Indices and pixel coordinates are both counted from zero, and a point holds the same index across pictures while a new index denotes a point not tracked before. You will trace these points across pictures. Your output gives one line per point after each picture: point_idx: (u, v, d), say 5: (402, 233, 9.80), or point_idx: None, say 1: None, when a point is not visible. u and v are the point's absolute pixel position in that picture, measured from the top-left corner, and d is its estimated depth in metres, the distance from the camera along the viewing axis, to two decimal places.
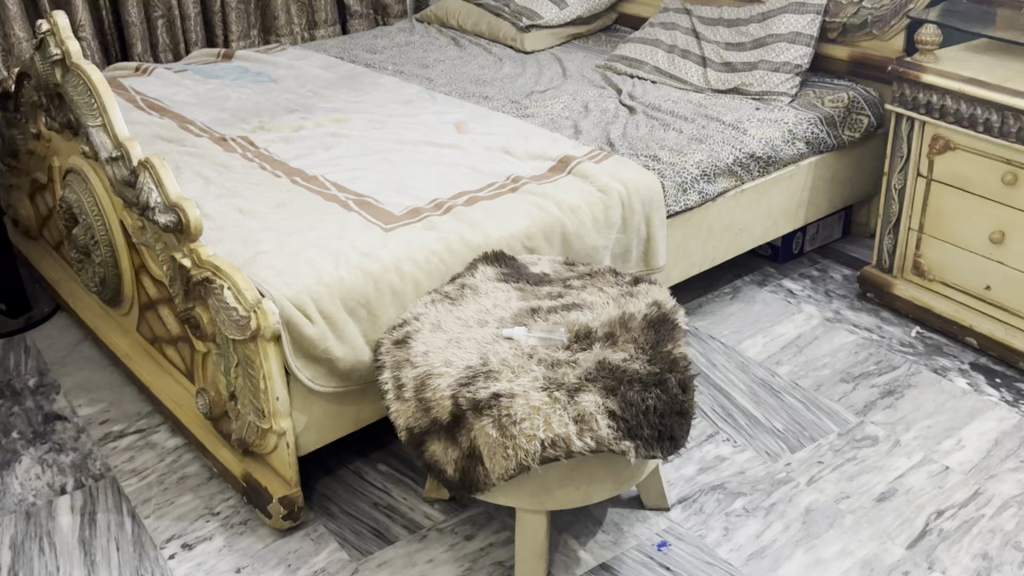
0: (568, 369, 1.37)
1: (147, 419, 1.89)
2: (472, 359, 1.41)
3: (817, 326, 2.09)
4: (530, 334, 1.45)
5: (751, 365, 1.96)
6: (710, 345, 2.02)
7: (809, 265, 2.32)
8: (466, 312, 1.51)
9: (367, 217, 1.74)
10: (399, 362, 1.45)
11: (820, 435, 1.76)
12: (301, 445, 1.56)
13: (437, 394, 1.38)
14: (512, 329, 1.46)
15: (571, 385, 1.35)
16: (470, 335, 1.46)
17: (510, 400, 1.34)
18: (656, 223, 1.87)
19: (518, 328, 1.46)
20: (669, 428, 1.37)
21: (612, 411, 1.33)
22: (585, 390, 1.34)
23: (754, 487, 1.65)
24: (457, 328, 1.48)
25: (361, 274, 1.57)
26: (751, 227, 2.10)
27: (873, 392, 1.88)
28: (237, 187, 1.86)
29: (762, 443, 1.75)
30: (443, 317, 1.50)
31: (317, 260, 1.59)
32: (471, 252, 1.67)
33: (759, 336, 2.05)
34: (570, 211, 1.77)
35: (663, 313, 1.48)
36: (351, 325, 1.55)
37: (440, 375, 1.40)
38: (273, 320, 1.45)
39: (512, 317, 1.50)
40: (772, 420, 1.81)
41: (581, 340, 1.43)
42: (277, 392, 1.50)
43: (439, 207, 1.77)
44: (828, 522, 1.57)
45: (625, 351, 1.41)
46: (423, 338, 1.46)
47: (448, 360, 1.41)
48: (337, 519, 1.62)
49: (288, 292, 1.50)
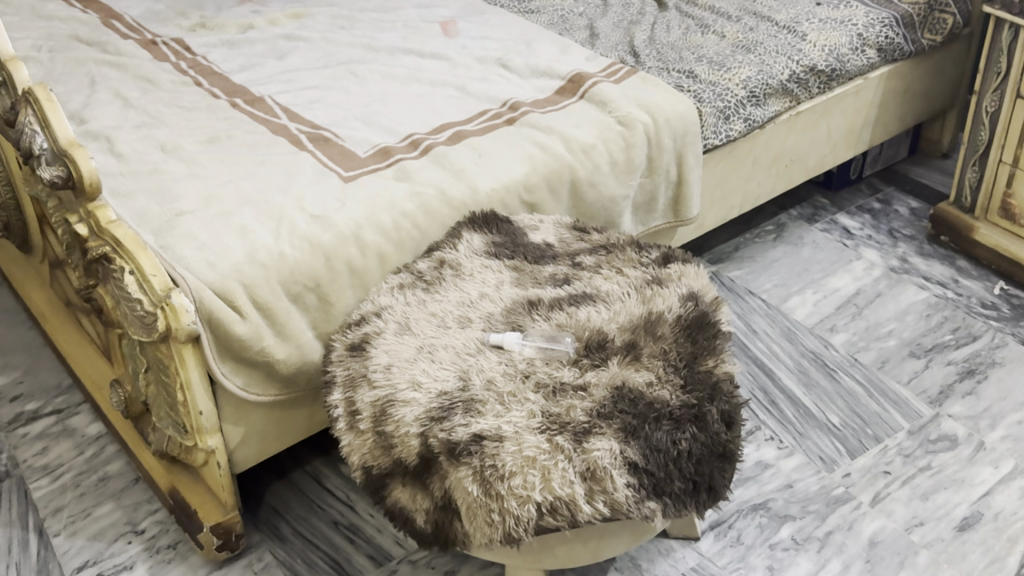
0: (574, 401, 1.03)
1: (67, 395, 1.57)
2: (449, 379, 1.06)
3: (880, 281, 1.72)
4: (527, 344, 1.10)
5: (799, 333, 1.61)
6: (749, 304, 1.67)
7: (869, 196, 1.94)
8: (444, 306, 1.15)
9: (322, 159, 1.37)
10: (353, 377, 1.10)
11: (885, 435, 1.43)
12: (237, 462, 1.24)
13: (400, 429, 1.04)
14: (503, 336, 1.10)
15: (578, 425, 1.01)
16: (448, 341, 1.11)
17: (497, 447, 1.00)
18: (690, 162, 1.49)
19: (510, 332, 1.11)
20: (708, 478, 1.03)
21: (633, 463, 0.99)
22: (596, 434, 1.00)
23: (804, 509, 1.33)
24: (431, 330, 1.12)
25: (309, 249, 1.21)
26: (806, 157, 1.71)
27: (949, 372, 1.54)
28: (163, 114, 1.48)
29: (814, 444, 1.42)
30: (413, 312, 1.15)
31: (254, 228, 1.22)
32: (454, 212, 1.30)
33: (809, 292, 1.70)
34: (581, 152, 1.39)
35: (703, 312, 1.12)
36: (296, 315, 1.20)
37: (406, 401, 1.05)
38: (188, 319, 1.10)
39: (504, 313, 1.14)
40: (826, 412, 1.47)
41: (594, 355, 1.08)
42: (201, 406, 1.16)
43: (414, 147, 1.39)
44: (897, 563, 1.26)
45: (652, 370, 1.06)
46: (386, 343, 1.11)
47: (418, 379, 1.07)
48: (288, 544, 1.31)
49: (211, 276, 1.15)
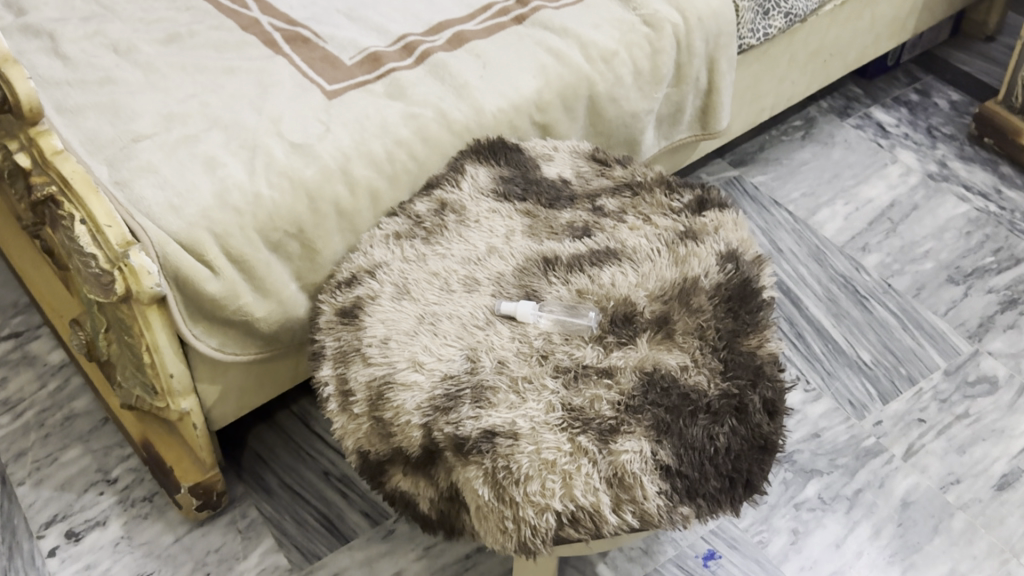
0: (600, 391, 0.90)
1: (25, 316, 1.42)
2: (456, 359, 0.93)
3: (916, 190, 1.58)
4: (546, 316, 0.96)
5: (828, 254, 1.48)
6: (773, 218, 1.53)
7: (905, 86, 1.77)
8: (447, 262, 1.01)
9: (302, 67, 1.19)
10: (344, 350, 0.96)
11: (919, 375, 1.32)
12: (215, 419, 1.12)
13: (399, 417, 0.91)
14: (518, 306, 0.96)
15: (604, 421, 0.88)
16: (453, 309, 0.97)
17: (511, 446, 0.87)
18: (723, 67, 1.31)
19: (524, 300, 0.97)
20: (746, 473, 0.91)
21: (666, 467, 0.88)
22: (624, 433, 0.88)
23: (832, 463, 1.23)
24: (433, 294, 0.98)
25: (290, 187, 1.05)
26: (846, 50, 1.53)
27: (990, 302, 1.41)
28: (116, 3, 1.27)
29: (843, 387, 1.31)
30: (411, 270, 1.00)
31: (225, 161, 1.05)
32: (456, 138, 1.14)
33: (839, 204, 1.56)
34: (601, 61, 1.21)
35: (744, 278, 0.98)
36: (276, 266, 1.05)
37: (405, 385, 0.92)
38: (151, 282, 0.95)
39: (516, 273, 1.00)
40: (856, 347, 1.36)
41: (621, 331, 0.94)
42: (171, 368, 1.03)
43: (408, 53, 1.20)
44: (931, 527, 1.17)
45: (687, 352, 0.93)
46: (381, 310, 0.97)
47: (420, 358, 0.93)
48: (275, 498, 1.21)
49: (176, 226, 0.99)
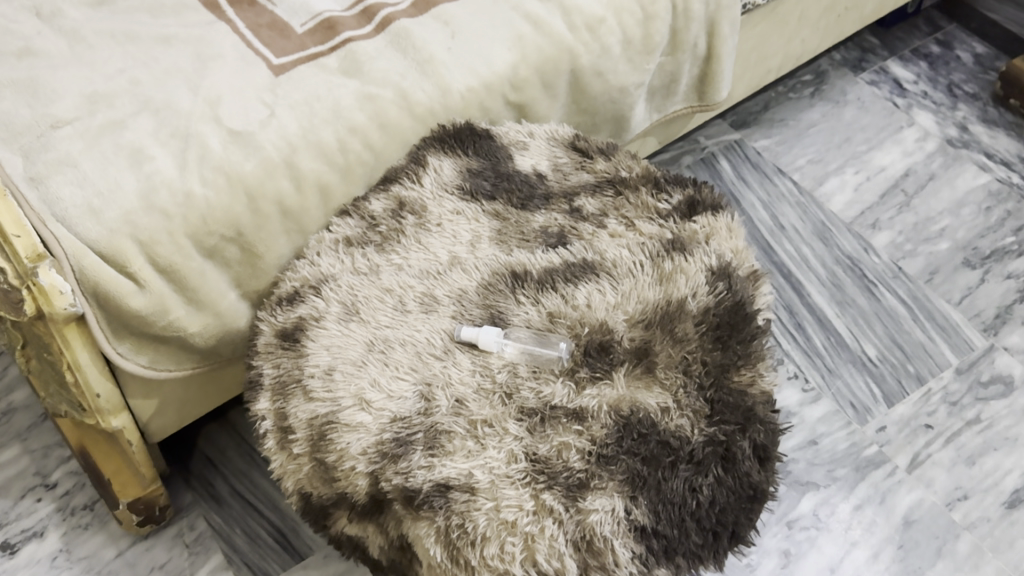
0: (569, 437, 0.79)
1: None
2: (408, 396, 0.82)
3: (934, 158, 1.45)
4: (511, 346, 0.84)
5: (835, 231, 1.36)
6: (775, 189, 1.41)
7: (926, 36, 1.62)
8: (402, 277, 0.89)
9: (246, 35, 1.05)
10: (284, 381, 0.85)
11: (928, 374, 1.22)
12: (153, 431, 1.02)
13: (343, 462, 0.81)
14: (480, 333, 0.84)
15: (572, 475, 0.78)
16: (407, 334, 0.85)
17: (467, 503, 0.77)
18: (725, 31, 1.16)
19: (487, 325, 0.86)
20: (732, 526, 0.81)
21: (642, 527, 0.77)
22: (595, 489, 0.77)
23: (830, 474, 1.14)
24: (384, 316, 0.86)
25: (226, 184, 0.92)
26: (864, 3, 1.38)
27: (1008, 289, 1.30)
28: None
29: (845, 387, 1.21)
30: (362, 286, 0.89)
31: (153, 151, 0.92)
32: (417, 124, 1.02)
33: (849, 173, 1.43)
34: (585, 29, 1.07)
35: (738, 299, 0.87)
36: (211, 275, 0.94)
37: (350, 425, 0.81)
38: (65, 301, 0.84)
39: (480, 290, 0.88)
40: (861, 340, 1.25)
41: (596, 363, 0.83)
42: (96, 388, 0.92)
43: (367, 19, 1.06)
44: (934, 550, 1.08)
45: (669, 391, 0.82)
46: (325, 334, 0.86)
47: (367, 394, 0.82)
48: (225, 508, 1.12)
49: (96, 234, 0.86)
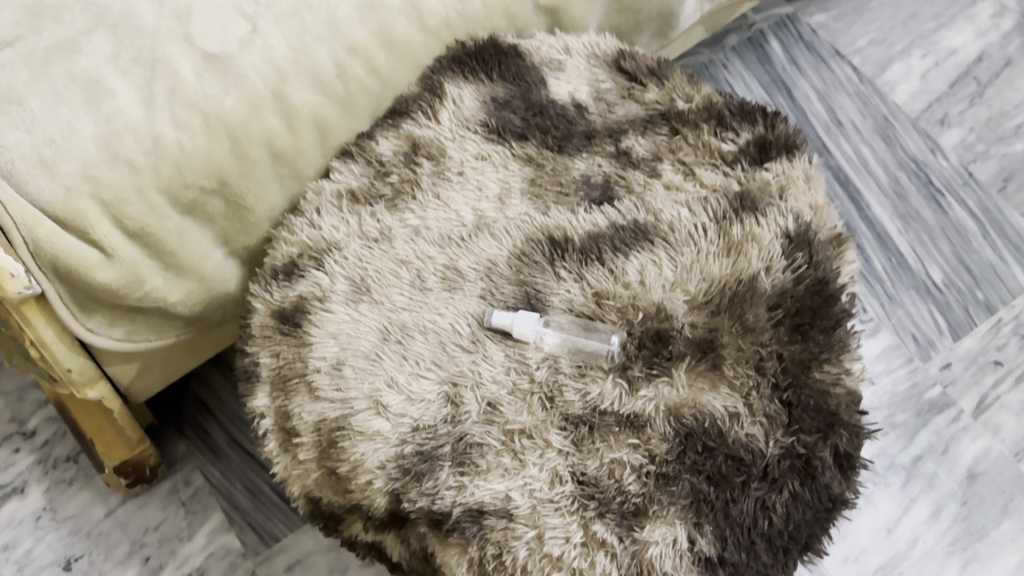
0: (622, 453, 0.68)
1: None
2: (432, 399, 0.70)
3: (1012, 38, 1.27)
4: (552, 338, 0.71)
5: (898, 127, 1.20)
6: (833, 75, 1.24)
7: None
8: (419, 245, 0.75)
9: None
10: (284, 375, 0.72)
11: (999, 303, 1.10)
12: (134, 392, 0.90)
13: (359, 476, 0.70)
14: (516, 322, 0.71)
15: (626, 501, 0.67)
16: (428, 320, 0.72)
17: (504, 531, 0.66)
18: None
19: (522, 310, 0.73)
20: (805, 539, 0.71)
21: (707, 557, 0.67)
22: (654, 516, 0.66)
23: (889, 420, 1.03)
24: (400, 296, 0.73)
25: (203, 126, 0.74)
26: None
27: None
28: None
29: (906, 318, 1.09)
30: (372, 257, 0.74)
31: (113, 82, 0.71)
32: (431, 39, 0.84)
33: (917, 56, 1.25)
34: None
35: (819, 275, 0.73)
36: (191, 233, 0.78)
37: (365, 434, 0.69)
38: (17, 285, 0.69)
39: (513, 262, 0.74)
40: (926, 261, 1.12)
41: (653, 358, 0.71)
42: (67, 363, 0.79)
43: None
44: (1000, 508, 0.99)
45: (739, 393, 0.70)
46: (331, 319, 0.72)
47: (383, 396, 0.70)
48: (223, 460, 1.02)
49: (51, 194, 0.68)
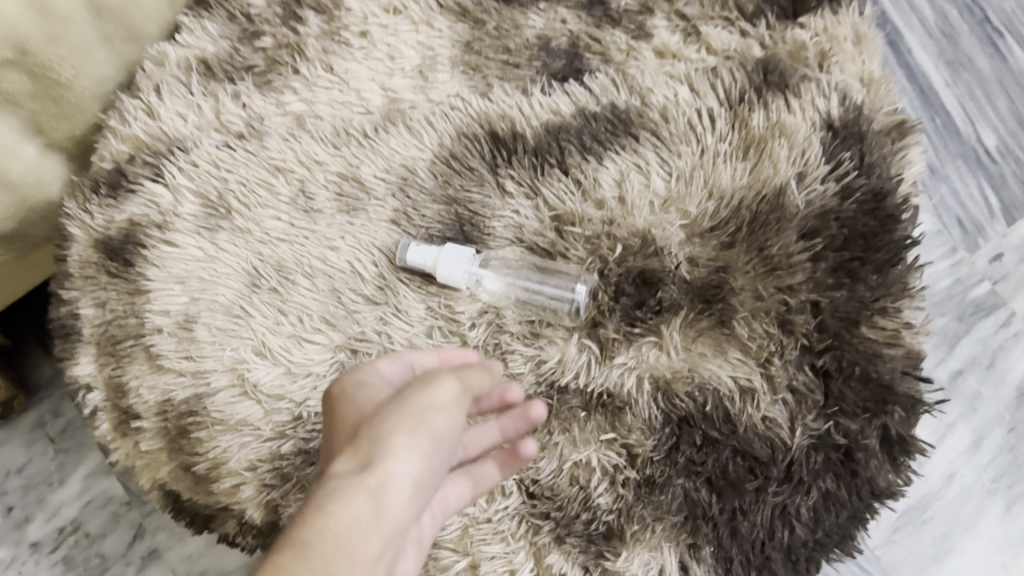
0: (588, 453, 0.49)
1: None
2: (320, 373, 0.49)
3: None
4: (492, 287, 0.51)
5: None
6: None
7: None
8: (301, 142, 0.52)
9: None
10: (114, 334, 0.51)
11: None
12: None
13: (222, 480, 0.50)
14: (441, 264, 0.49)
15: (595, 521, 0.48)
16: (317, 258, 0.51)
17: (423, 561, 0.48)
18: None
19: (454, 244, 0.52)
20: (841, 538, 0.51)
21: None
22: (632, 540, 0.48)
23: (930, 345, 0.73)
24: (275, 222, 0.51)
25: None
26: None
27: None
28: None
29: (947, 200, 0.77)
30: (234, 162, 0.52)
31: None
32: None
33: None
34: None
35: (876, 185, 0.51)
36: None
37: (227, 424, 0.49)
38: None
39: (437, 170, 0.52)
40: (976, 125, 0.78)
41: (635, 310, 0.50)
42: None
43: None
44: None
45: (755, 359, 0.49)
46: (174, 257, 0.50)
47: (251, 371, 0.49)
48: None
49: None
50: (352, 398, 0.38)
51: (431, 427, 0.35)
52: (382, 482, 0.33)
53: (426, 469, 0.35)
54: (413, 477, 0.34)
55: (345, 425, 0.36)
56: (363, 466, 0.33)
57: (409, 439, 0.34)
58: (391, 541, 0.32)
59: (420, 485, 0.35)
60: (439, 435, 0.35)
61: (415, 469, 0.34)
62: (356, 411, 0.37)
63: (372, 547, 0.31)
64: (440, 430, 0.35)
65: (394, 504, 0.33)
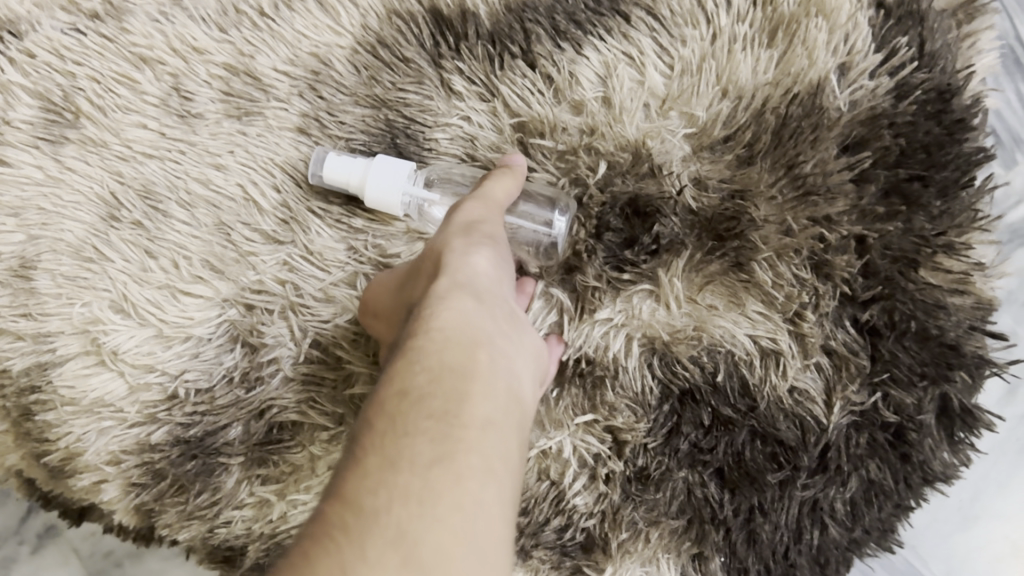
0: (560, 439, 0.37)
1: None
2: (202, 338, 0.37)
3: None
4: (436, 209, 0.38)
5: None
6: None
7: None
8: (174, 23, 0.39)
9: None
10: None
11: None
12: None
13: (79, 475, 0.38)
14: (371, 184, 0.36)
15: (569, 531, 0.37)
16: (197, 181, 0.38)
17: None
18: None
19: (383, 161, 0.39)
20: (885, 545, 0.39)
21: None
22: (617, 555, 0.37)
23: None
24: (140, 132, 0.38)
25: None
26: None
27: None
28: None
29: (1008, 110, 0.44)
30: (84, 51, 0.38)
31: None
32: None
33: None
34: None
35: (941, 81, 0.38)
36: None
37: (78, 405, 0.37)
38: None
39: (359, 61, 0.39)
40: None
41: (624, 250, 0.38)
42: None
43: None
44: None
45: (780, 312, 0.37)
46: (4, 180, 0.37)
47: (107, 335, 0.36)
48: None
49: None
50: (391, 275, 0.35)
51: (482, 231, 0.31)
52: (468, 280, 0.29)
53: (503, 263, 0.31)
54: (494, 270, 0.31)
55: (395, 295, 0.33)
56: (433, 286, 0.29)
57: (466, 245, 0.30)
58: (506, 324, 0.29)
59: (507, 286, 0.31)
60: (496, 234, 0.32)
61: (489, 261, 0.30)
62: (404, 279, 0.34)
63: (484, 339, 0.27)
64: (481, 215, 0.32)
65: (487, 294, 0.29)
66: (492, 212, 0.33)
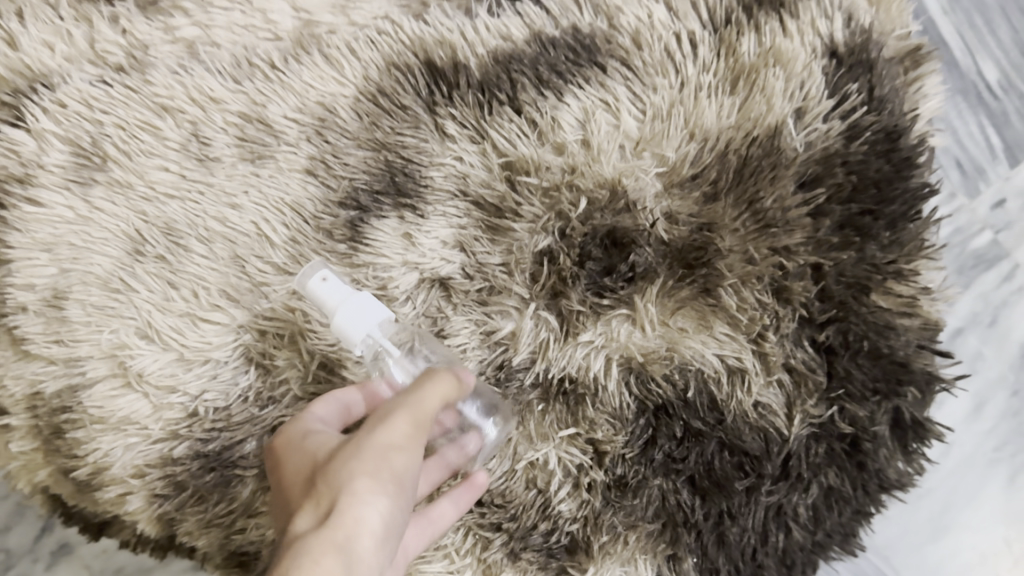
0: (546, 452, 0.41)
1: None
2: (220, 360, 0.40)
3: None
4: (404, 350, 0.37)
5: None
6: None
7: None
8: (193, 75, 0.43)
9: None
10: None
11: None
12: None
13: (106, 488, 0.41)
14: (340, 314, 0.34)
15: (554, 534, 0.41)
16: (215, 219, 0.42)
17: None
18: None
19: (383, 198, 0.42)
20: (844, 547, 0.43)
21: None
22: (599, 555, 0.41)
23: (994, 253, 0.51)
24: (163, 175, 0.42)
25: None
26: None
27: None
28: None
29: (957, 142, 0.52)
30: (111, 101, 0.42)
31: None
32: None
33: None
34: None
35: (887, 123, 0.42)
36: None
37: (107, 423, 0.40)
38: None
39: (362, 108, 0.43)
40: None
41: (603, 278, 0.42)
42: None
43: None
44: None
45: (745, 334, 0.41)
46: (39, 219, 0.41)
47: (134, 359, 0.40)
48: None
49: None
50: (302, 446, 0.32)
51: (392, 468, 0.29)
52: (349, 538, 0.27)
53: (395, 512, 0.29)
54: (383, 516, 0.29)
55: (301, 471, 0.31)
56: (320, 530, 0.27)
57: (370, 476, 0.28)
58: None
59: (386, 549, 0.29)
60: (403, 474, 0.29)
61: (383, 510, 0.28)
62: (307, 461, 0.31)
63: None
64: (404, 438, 0.30)
65: (364, 559, 0.27)
66: (415, 435, 0.30)
